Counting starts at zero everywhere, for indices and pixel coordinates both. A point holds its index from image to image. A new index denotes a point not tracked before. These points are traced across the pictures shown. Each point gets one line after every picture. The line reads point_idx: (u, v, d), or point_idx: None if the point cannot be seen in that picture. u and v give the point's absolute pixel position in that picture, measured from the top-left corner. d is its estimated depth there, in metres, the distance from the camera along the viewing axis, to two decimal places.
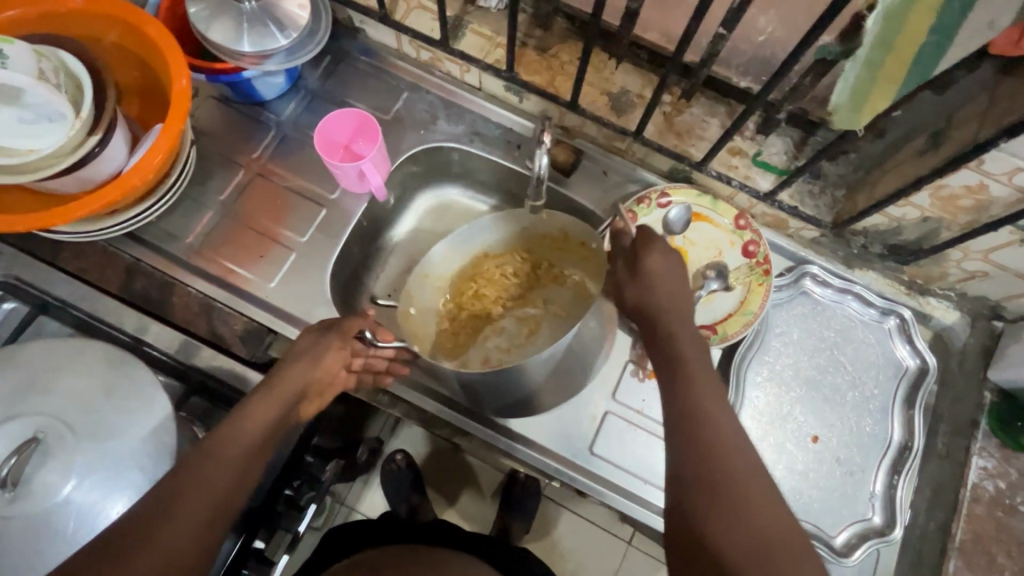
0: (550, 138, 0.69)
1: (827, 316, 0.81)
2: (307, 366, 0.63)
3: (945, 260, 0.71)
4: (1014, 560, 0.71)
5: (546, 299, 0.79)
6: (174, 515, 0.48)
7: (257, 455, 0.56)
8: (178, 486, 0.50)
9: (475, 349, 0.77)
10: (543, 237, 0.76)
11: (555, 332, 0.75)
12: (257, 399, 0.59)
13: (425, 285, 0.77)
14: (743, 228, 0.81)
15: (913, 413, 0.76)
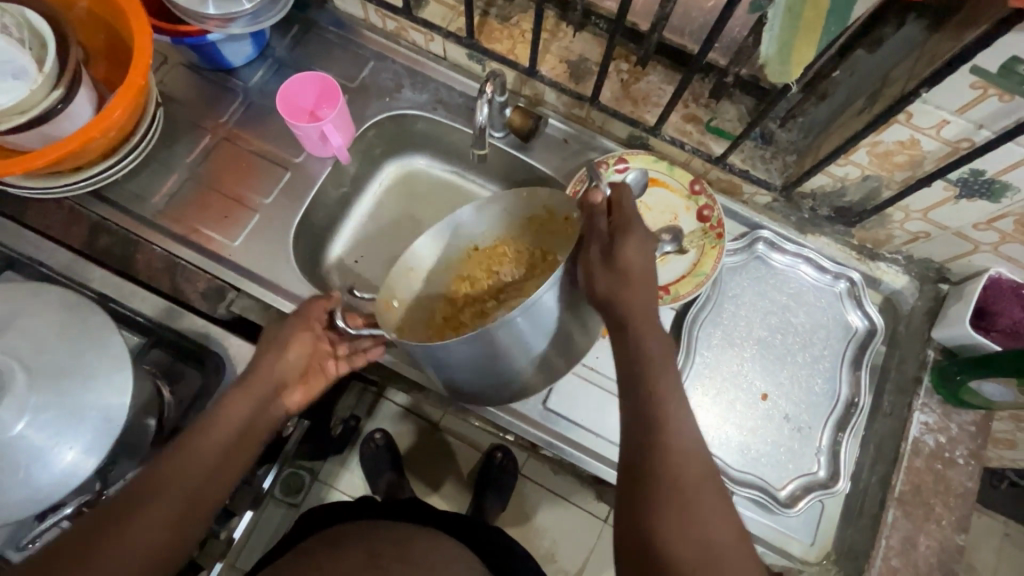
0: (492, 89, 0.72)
1: (782, 280, 0.84)
2: (276, 359, 0.65)
3: (889, 221, 0.75)
4: (951, 510, 0.72)
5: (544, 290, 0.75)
6: (141, 519, 0.54)
7: (230, 457, 0.60)
8: (151, 488, 0.56)
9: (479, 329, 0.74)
10: (524, 219, 0.76)
11: None
12: (232, 396, 0.62)
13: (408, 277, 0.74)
14: (698, 193, 0.83)
15: (860, 372, 0.79)
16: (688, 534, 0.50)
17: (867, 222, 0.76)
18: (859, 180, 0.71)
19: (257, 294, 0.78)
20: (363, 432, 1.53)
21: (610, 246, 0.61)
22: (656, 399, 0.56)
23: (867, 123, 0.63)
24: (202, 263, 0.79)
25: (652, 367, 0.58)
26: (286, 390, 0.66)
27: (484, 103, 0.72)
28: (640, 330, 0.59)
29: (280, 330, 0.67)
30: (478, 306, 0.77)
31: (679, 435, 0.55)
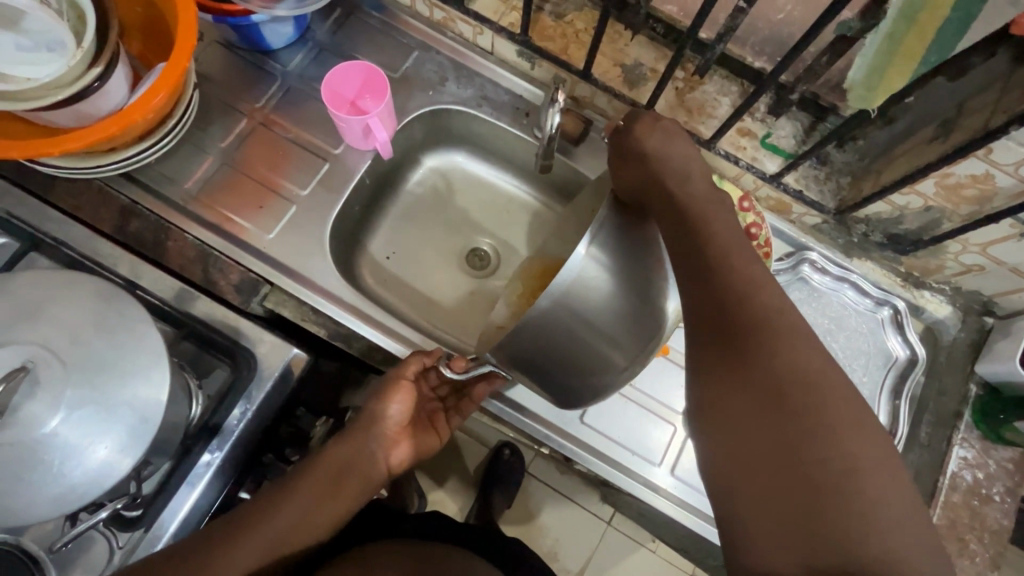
0: (563, 96, 0.69)
1: (825, 303, 0.83)
2: (380, 413, 0.72)
3: (944, 252, 0.74)
4: (985, 547, 0.71)
5: None
6: (243, 539, 0.59)
7: (332, 499, 0.66)
8: (255, 511, 0.61)
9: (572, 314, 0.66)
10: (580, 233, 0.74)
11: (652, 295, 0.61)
12: (340, 444, 0.69)
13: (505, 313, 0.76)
14: (747, 209, 0.79)
15: (900, 403, 0.78)
16: (771, 381, 0.48)
17: (919, 251, 0.75)
18: (920, 209, 0.69)
19: (291, 290, 0.76)
20: None
21: (628, 140, 0.64)
22: (712, 255, 0.54)
23: (940, 154, 0.61)
24: (234, 253, 0.76)
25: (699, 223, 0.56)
26: (390, 441, 0.73)
27: (556, 111, 0.69)
28: (676, 191, 0.59)
29: (387, 379, 0.73)
30: None
31: (745, 282, 0.52)
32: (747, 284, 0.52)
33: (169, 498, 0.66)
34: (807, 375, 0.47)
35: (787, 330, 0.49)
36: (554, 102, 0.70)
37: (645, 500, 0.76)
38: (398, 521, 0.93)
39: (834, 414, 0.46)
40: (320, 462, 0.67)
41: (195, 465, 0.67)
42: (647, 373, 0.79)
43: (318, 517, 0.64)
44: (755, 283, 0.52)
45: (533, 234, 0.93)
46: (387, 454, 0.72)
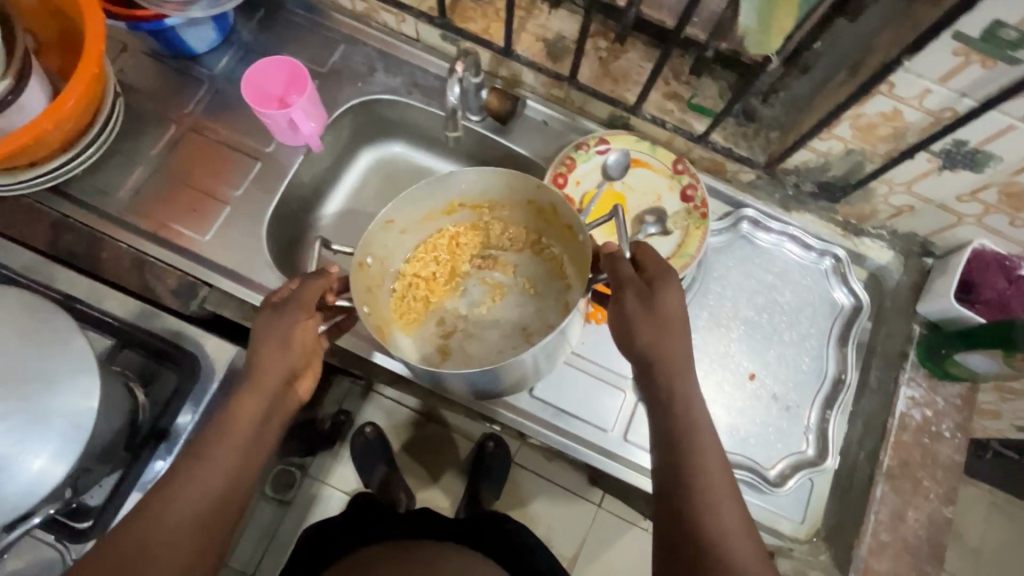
0: (463, 67, 0.73)
1: (769, 260, 0.83)
2: (278, 350, 0.65)
3: (874, 196, 0.74)
4: (938, 483, 0.72)
5: (517, 269, 0.89)
6: (168, 526, 0.56)
7: (253, 458, 0.63)
8: (171, 495, 0.58)
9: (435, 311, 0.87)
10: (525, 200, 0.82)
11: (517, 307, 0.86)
12: (243, 397, 0.63)
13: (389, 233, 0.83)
14: (681, 173, 0.81)
15: (847, 349, 0.79)
16: (706, 542, 0.53)
17: (851, 197, 0.75)
18: (843, 155, 0.70)
19: (231, 291, 0.76)
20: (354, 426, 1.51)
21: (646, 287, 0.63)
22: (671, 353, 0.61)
23: (849, 94, 0.61)
24: (172, 259, 0.76)
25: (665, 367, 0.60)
26: (297, 378, 0.68)
27: (455, 82, 0.72)
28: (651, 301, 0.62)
29: (281, 314, 0.65)
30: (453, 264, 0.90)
31: (691, 433, 0.58)
32: (678, 398, 0.60)
33: (121, 505, 0.66)
34: (736, 571, 0.51)
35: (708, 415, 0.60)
36: (455, 73, 0.73)
37: (604, 468, 0.76)
38: (381, 517, 0.99)
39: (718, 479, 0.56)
40: (228, 426, 0.62)
41: (146, 471, 0.67)
42: (595, 341, 0.80)
43: (244, 477, 0.62)
44: (698, 446, 0.58)
45: None
46: (292, 391, 0.67)
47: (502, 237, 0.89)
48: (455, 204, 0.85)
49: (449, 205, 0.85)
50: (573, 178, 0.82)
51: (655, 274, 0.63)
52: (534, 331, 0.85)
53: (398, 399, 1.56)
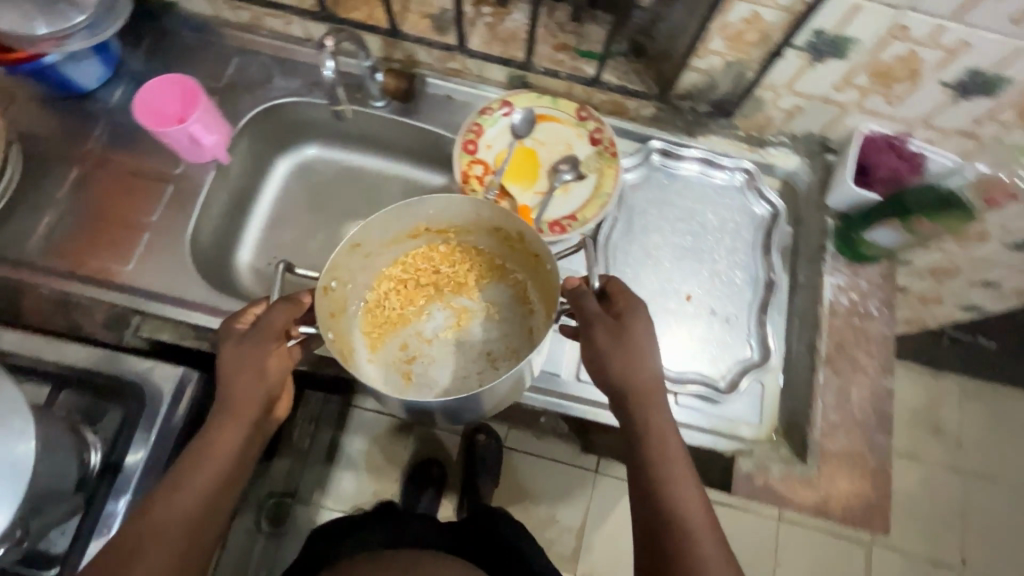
0: (333, 40, 0.74)
1: (687, 187, 0.86)
2: (251, 377, 0.62)
3: (764, 103, 0.78)
4: (875, 358, 0.76)
5: (484, 297, 0.87)
6: (142, 559, 0.54)
7: (230, 483, 0.61)
8: (144, 527, 0.56)
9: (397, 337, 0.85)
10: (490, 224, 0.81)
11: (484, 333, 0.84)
12: (218, 424, 0.61)
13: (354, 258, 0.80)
14: (586, 119, 0.84)
15: (771, 255, 0.82)
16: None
17: (743, 107, 0.79)
18: (724, 68, 0.74)
19: (162, 313, 0.75)
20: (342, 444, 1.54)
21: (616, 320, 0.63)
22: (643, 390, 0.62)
23: (710, 6, 0.65)
24: (97, 293, 0.75)
25: (638, 409, 0.61)
26: (272, 395, 0.65)
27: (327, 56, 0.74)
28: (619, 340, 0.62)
29: (250, 340, 0.62)
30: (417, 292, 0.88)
31: (668, 469, 0.59)
32: (653, 436, 0.61)
33: (84, 545, 0.65)
34: None
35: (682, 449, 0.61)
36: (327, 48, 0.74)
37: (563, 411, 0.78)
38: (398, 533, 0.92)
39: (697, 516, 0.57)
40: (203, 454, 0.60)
41: (105, 507, 0.66)
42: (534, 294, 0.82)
43: (220, 502, 0.60)
44: (674, 485, 0.59)
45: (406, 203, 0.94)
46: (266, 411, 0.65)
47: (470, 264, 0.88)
48: (423, 230, 0.83)
49: (417, 230, 0.83)
50: (483, 143, 0.83)
51: (620, 306, 0.64)
52: (500, 355, 0.83)
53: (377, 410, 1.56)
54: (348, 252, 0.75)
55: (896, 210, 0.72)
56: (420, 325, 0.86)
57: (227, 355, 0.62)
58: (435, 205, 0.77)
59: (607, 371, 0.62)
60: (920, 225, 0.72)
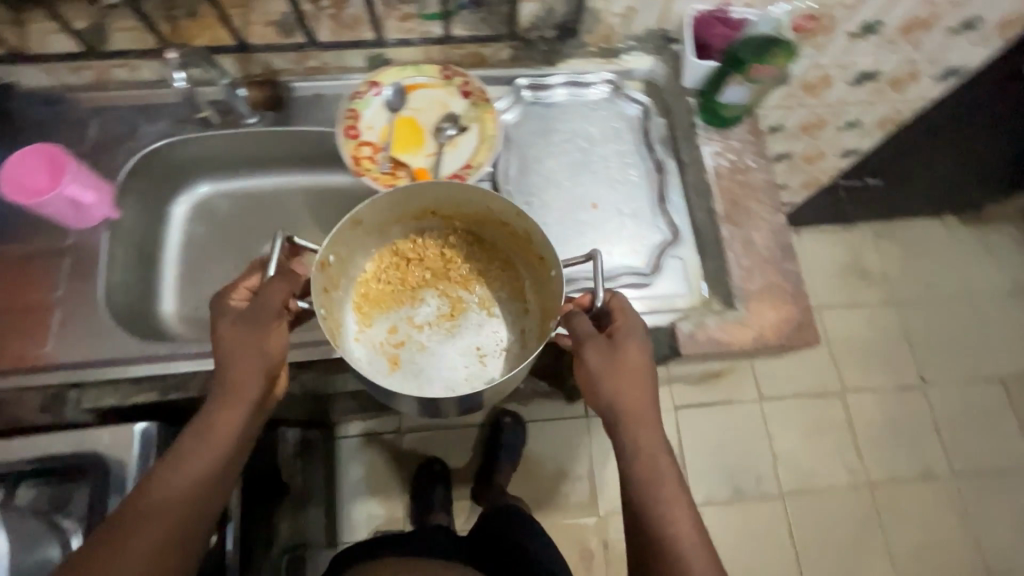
0: (178, 55, 0.75)
1: (564, 110, 0.92)
2: (254, 355, 0.68)
3: (600, 12, 0.85)
4: (764, 203, 0.84)
5: (478, 289, 0.92)
6: (142, 527, 0.61)
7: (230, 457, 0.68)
8: (150, 498, 0.63)
9: (383, 318, 0.90)
10: (499, 220, 0.85)
11: (472, 325, 0.89)
12: (222, 404, 0.67)
13: (354, 235, 0.84)
14: (451, 77, 0.89)
15: (654, 147, 0.90)
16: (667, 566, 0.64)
17: (584, 23, 0.86)
18: None
19: (100, 377, 0.74)
20: (342, 475, 1.59)
21: (608, 344, 0.73)
22: (631, 413, 0.70)
23: None
24: (23, 381, 0.74)
25: (630, 420, 0.71)
26: (272, 368, 0.71)
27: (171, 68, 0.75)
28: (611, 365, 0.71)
29: (254, 318, 0.68)
30: (411, 276, 0.92)
31: (654, 472, 0.69)
32: (644, 457, 0.69)
33: None
34: None
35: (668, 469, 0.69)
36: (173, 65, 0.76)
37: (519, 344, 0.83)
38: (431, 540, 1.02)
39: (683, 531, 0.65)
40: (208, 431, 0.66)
41: None
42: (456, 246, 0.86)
43: (219, 476, 0.67)
44: (659, 504, 0.67)
45: (314, 209, 0.96)
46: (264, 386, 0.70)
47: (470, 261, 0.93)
48: (429, 212, 0.88)
49: (423, 212, 0.88)
50: (364, 126, 0.86)
51: (615, 334, 0.74)
52: (486, 350, 0.88)
53: (365, 433, 1.62)
54: (348, 227, 0.79)
55: (732, 67, 0.79)
56: (411, 310, 0.90)
57: (227, 330, 0.69)
58: (432, 191, 0.82)
59: (601, 389, 0.72)
60: (756, 73, 0.78)
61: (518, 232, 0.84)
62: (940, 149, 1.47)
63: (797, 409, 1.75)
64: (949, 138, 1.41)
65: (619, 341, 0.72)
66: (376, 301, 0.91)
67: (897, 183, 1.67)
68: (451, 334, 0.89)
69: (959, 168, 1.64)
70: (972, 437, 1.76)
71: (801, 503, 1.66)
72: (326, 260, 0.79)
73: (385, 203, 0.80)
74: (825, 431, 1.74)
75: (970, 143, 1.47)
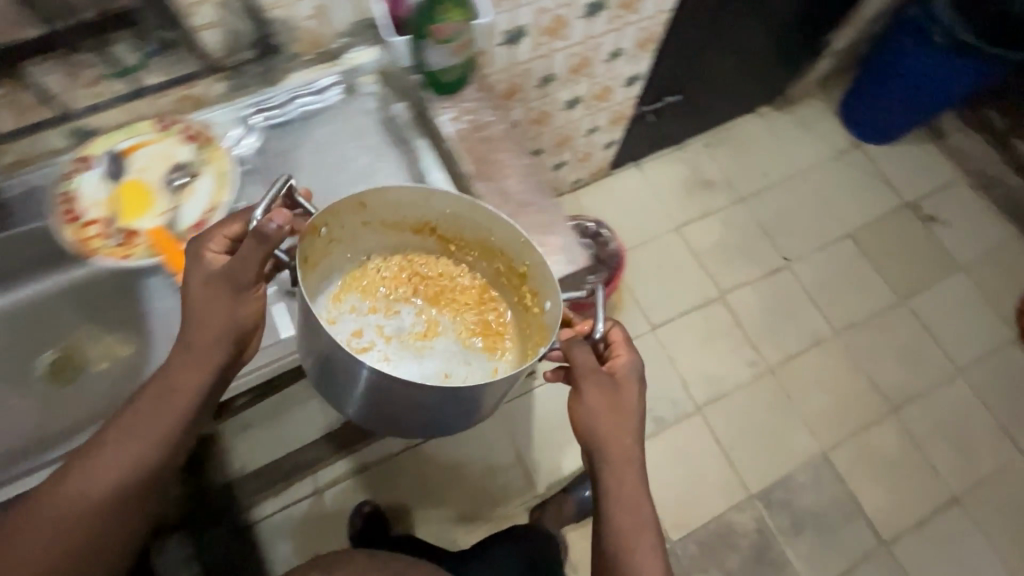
0: None
1: (305, 124, 0.91)
2: (213, 314, 0.70)
3: (288, 19, 0.84)
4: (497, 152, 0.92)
5: (452, 324, 0.92)
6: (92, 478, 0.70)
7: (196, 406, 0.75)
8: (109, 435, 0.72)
9: (349, 320, 0.89)
10: (500, 253, 0.88)
11: (442, 353, 0.89)
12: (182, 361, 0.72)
13: (348, 219, 0.84)
14: (168, 127, 0.86)
15: (402, 134, 0.91)
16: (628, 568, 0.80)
17: (280, 34, 0.86)
18: (226, 11, 0.81)
19: None
20: (269, 556, 1.50)
21: (606, 379, 0.82)
22: (606, 434, 0.82)
23: None
24: None
25: (615, 456, 0.83)
26: (247, 308, 0.72)
27: None
28: (598, 395, 0.82)
29: (211, 277, 0.68)
30: (397, 289, 0.93)
31: (631, 502, 0.83)
32: (606, 469, 0.83)
33: None
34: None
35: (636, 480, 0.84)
36: None
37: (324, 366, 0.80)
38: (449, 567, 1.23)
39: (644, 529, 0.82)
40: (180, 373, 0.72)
41: None
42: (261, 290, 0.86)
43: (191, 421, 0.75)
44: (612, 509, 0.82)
45: (77, 310, 0.97)
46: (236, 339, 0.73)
47: (459, 282, 0.95)
48: (426, 226, 0.89)
49: (420, 225, 0.89)
50: (85, 206, 0.81)
51: (616, 373, 0.84)
52: (453, 377, 0.88)
53: (284, 507, 1.54)
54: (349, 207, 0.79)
55: (415, 38, 0.86)
56: (385, 319, 0.90)
57: (192, 289, 0.70)
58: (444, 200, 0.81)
59: (592, 421, 0.82)
60: (434, 35, 0.85)
61: (519, 267, 0.86)
62: (714, 51, 1.57)
63: (689, 326, 1.83)
64: (713, 40, 1.52)
65: (617, 378, 0.83)
66: (361, 291, 0.91)
67: (698, 94, 1.78)
68: (418, 355, 0.88)
69: (744, 65, 1.77)
70: (843, 295, 1.91)
71: (718, 409, 1.73)
72: (317, 228, 0.76)
73: (393, 198, 0.80)
74: (719, 336, 1.82)
75: (737, 40, 1.60)
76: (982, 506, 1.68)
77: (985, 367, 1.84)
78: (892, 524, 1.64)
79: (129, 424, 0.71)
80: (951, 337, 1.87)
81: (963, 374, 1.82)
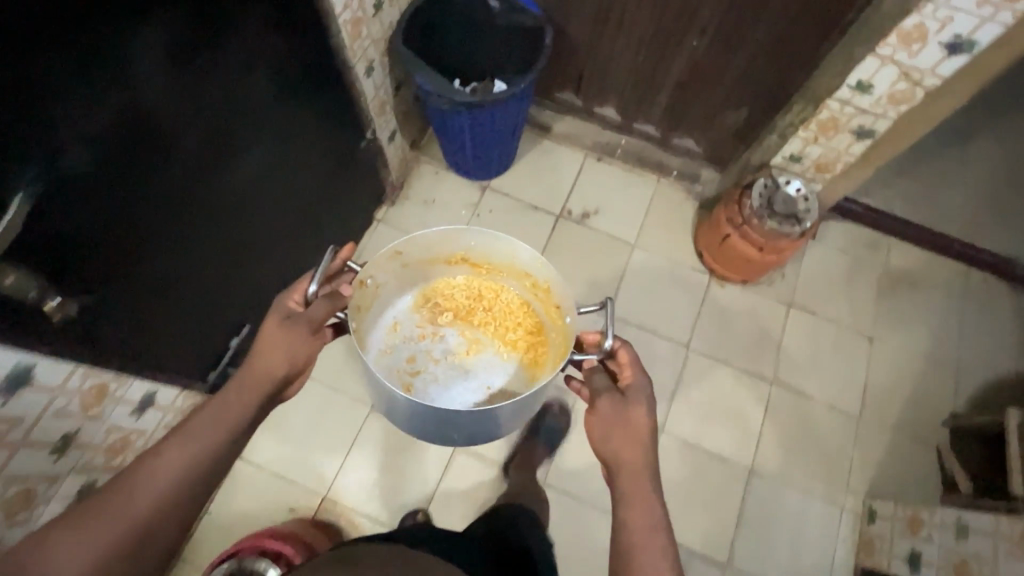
0: None
1: None
2: (285, 339, 0.99)
3: None
4: None
5: (495, 316, 1.48)
6: (210, 425, 0.85)
7: (229, 448, 0.86)
8: (214, 414, 0.87)
9: (432, 330, 1.48)
10: (524, 275, 1.39)
11: (495, 356, 1.45)
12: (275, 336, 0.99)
13: (394, 263, 1.35)
14: None
15: None
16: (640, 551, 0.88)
17: None
18: None
19: None
20: None
21: (620, 391, 1.08)
22: (623, 459, 1.00)
23: None
24: None
25: (630, 468, 0.99)
26: (292, 366, 1.01)
27: None
28: (617, 414, 1.04)
29: (281, 332, 1.00)
30: (452, 299, 1.49)
31: (642, 500, 0.94)
32: (648, 507, 0.92)
33: None
34: None
35: (645, 504, 0.93)
36: None
37: None
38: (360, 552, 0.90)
39: (648, 548, 0.87)
40: (263, 347, 0.98)
41: None
42: None
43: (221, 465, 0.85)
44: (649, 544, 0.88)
45: None
46: (307, 351, 1.04)
47: (496, 295, 1.48)
48: (459, 257, 1.42)
49: (455, 257, 1.42)
50: None
51: (631, 392, 1.07)
52: (491, 386, 1.43)
53: None
54: (389, 258, 1.30)
55: None
56: (434, 344, 1.47)
57: (270, 332, 1.00)
58: (478, 235, 1.32)
59: (606, 440, 1.04)
60: None
61: (543, 283, 1.36)
62: (229, 283, 1.29)
63: (446, 501, 1.62)
64: (187, 307, 1.17)
65: (633, 390, 1.07)
66: (428, 319, 1.48)
67: (266, 295, 1.49)
68: (461, 369, 1.44)
69: (283, 247, 1.46)
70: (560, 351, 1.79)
71: None
72: (361, 282, 1.28)
73: (423, 244, 1.34)
74: (478, 489, 1.63)
75: (217, 277, 1.23)
76: (775, 460, 1.69)
77: (706, 328, 1.83)
78: (720, 543, 1.61)
79: (209, 416, 0.86)
80: (665, 321, 1.84)
81: (694, 349, 1.80)
